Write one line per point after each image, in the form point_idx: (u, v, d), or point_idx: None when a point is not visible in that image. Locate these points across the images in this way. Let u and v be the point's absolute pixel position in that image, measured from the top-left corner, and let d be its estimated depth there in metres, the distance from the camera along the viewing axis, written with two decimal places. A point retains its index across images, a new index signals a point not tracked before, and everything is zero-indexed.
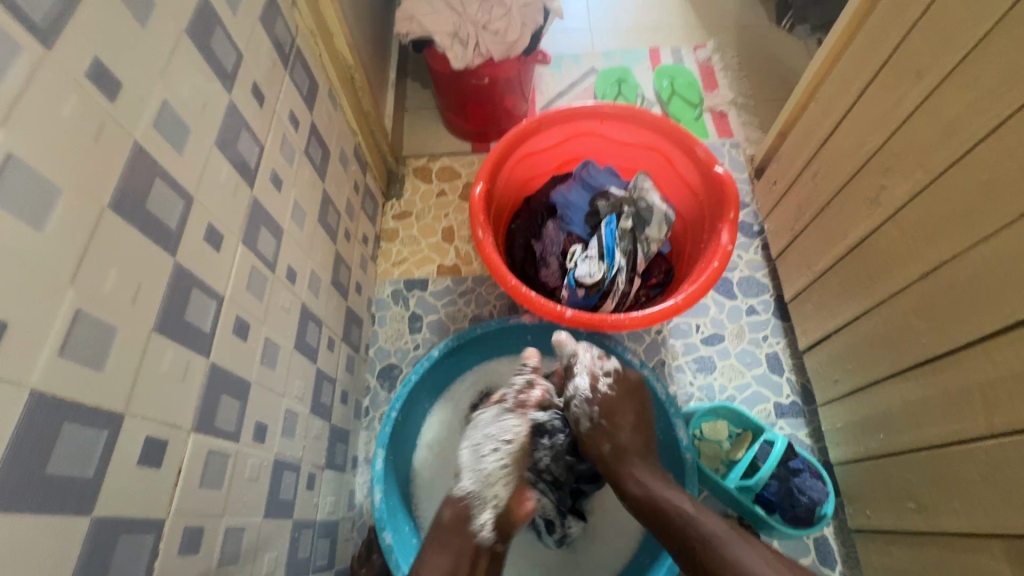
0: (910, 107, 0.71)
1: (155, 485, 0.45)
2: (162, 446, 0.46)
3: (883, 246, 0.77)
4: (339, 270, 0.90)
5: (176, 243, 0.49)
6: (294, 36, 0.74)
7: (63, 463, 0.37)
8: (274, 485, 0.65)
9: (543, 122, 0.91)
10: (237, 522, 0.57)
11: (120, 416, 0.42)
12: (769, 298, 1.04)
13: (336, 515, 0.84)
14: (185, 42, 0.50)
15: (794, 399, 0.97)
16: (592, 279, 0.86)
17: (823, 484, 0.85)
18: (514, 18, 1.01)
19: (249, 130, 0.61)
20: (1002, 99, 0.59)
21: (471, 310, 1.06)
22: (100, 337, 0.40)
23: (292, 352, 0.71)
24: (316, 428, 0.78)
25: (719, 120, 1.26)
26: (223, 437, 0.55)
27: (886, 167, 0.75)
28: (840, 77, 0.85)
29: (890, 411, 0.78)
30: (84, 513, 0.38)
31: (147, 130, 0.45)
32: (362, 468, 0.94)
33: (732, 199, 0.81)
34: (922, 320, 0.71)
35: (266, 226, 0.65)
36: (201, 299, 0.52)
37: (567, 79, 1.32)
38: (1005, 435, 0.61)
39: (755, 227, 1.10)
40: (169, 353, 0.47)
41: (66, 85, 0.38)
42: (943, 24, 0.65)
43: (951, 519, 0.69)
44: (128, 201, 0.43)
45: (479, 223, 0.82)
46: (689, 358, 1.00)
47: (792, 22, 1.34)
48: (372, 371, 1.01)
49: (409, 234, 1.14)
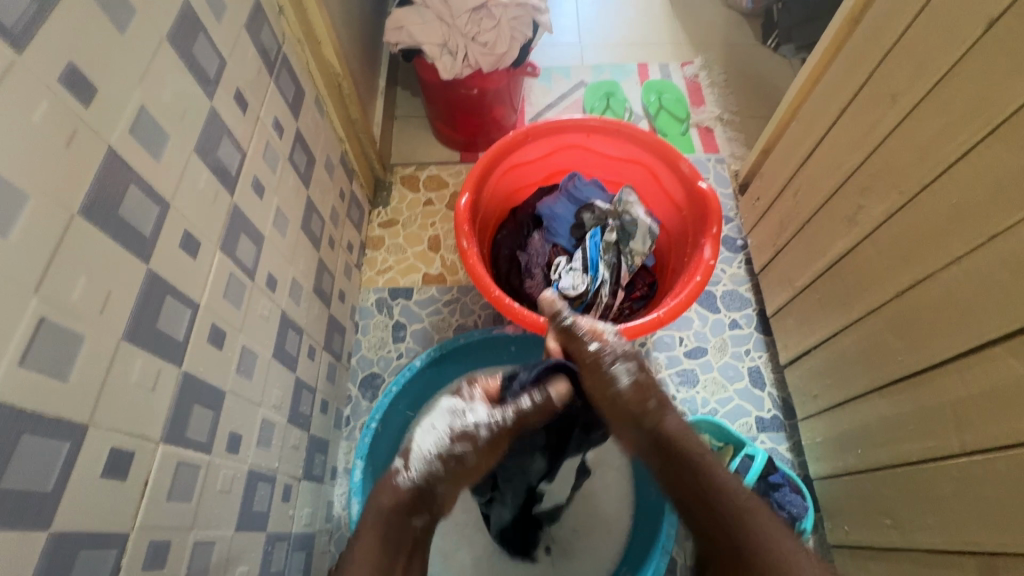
0: (886, 128, 0.72)
1: (120, 497, 0.44)
2: (129, 457, 0.45)
3: (861, 263, 0.78)
4: (322, 278, 0.89)
5: (149, 250, 0.48)
6: (281, 43, 0.74)
7: (20, 476, 0.36)
8: (247, 496, 0.63)
9: (530, 134, 0.91)
10: (206, 535, 0.55)
11: (84, 427, 0.41)
12: (751, 312, 1.05)
13: (312, 528, 0.82)
14: (166, 48, 0.50)
15: (775, 413, 0.97)
16: (575, 291, 0.87)
17: (802, 499, 0.86)
18: (503, 30, 1.02)
19: (231, 136, 0.61)
20: (973, 124, 0.60)
21: (455, 319, 1.06)
22: (64, 345, 0.39)
23: (270, 361, 0.70)
24: (294, 439, 0.77)
25: (705, 135, 1.28)
26: (195, 448, 0.54)
27: (865, 187, 0.76)
28: (820, 98, 0.87)
29: (866, 427, 0.79)
30: (41, 528, 0.37)
31: (122, 137, 0.45)
32: (341, 478, 0.93)
33: (714, 215, 0.83)
34: (899, 337, 0.72)
35: (245, 233, 0.64)
36: (174, 308, 0.51)
37: (556, 91, 1.33)
38: (978, 453, 0.62)
39: (738, 241, 1.12)
40: (139, 362, 0.46)
41: (38, 91, 0.37)
42: (919, 49, 0.66)
43: (926, 536, 0.70)
44: (100, 207, 0.43)
45: (464, 233, 0.82)
46: (672, 371, 1.00)
47: (777, 41, 1.37)
48: (354, 381, 1.00)
49: (395, 243, 1.13)
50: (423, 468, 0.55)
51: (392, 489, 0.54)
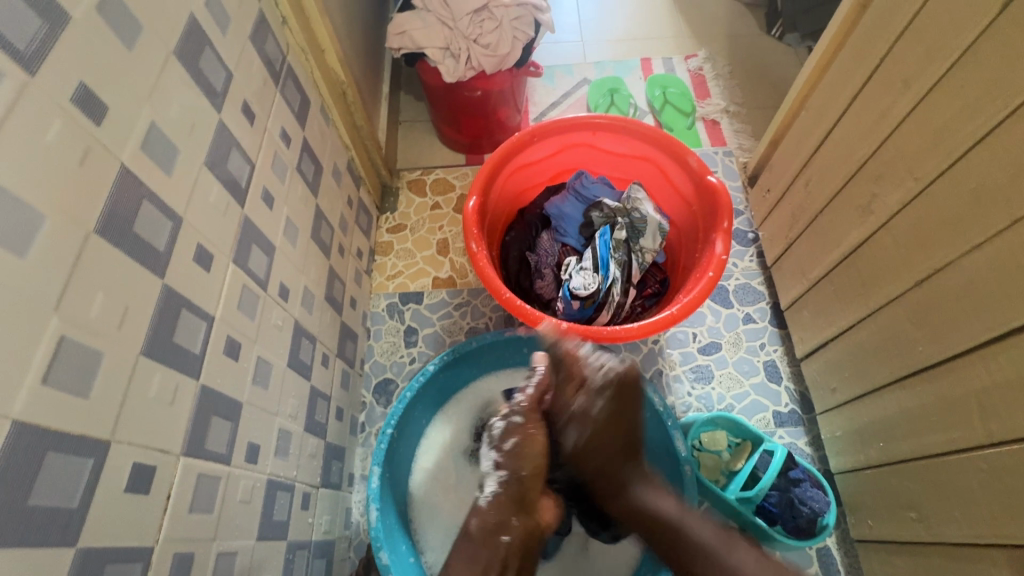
0: (899, 115, 0.71)
1: (144, 511, 0.45)
2: (151, 471, 0.46)
3: (877, 253, 0.77)
4: (333, 285, 0.90)
5: (164, 264, 0.48)
6: (285, 54, 0.74)
7: (46, 494, 0.36)
8: (267, 506, 0.64)
9: (536, 134, 0.91)
10: (228, 546, 0.56)
11: (106, 443, 0.41)
12: (765, 305, 1.04)
13: (332, 535, 0.83)
14: (174, 63, 0.50)
15: (793, 407, 0.96)
16: (586, 291, 0.86)
17: (824, 493, 0.84)
18: (505, 31, 1.01)
19: (240, 148, 0.61)
20: (989, 107, 0.59)
21: (467, 322, 1.06)
22: (84, 363, 0.40)
23: (285, 370, 0.71)
24: (310, 447, 0.77)
25: (712, 128, 1.26)
26: (214, 460, 0.54)
27: (878, 175, 0.75)
28: (830, 87, 0.85)
29: (887, 420, 0.78)
30: (68, 544, 0.38)
31: (134, 153, 0.45)
32: (358, 485, 0.93)
33: (725, 209, 0.82)
34: (919, 327, 0.71)
35: (257, 244, 0.65)
36: (190, 320, 0.51)
37: (560, 90, 1.33)
38: (1004, 443, 0.61)
39: (749, 235, 1.11)
40: (158, 376, 0.47)
41: (50, 111, 0.37)
42: (926, 34, 0.66)
43: (952, 528, 0.69)
44: (115, 221, 0.43)
45: (473, 235, 0.82)
46: (687, 367, 0.99)
47: (782, 30, 1.35)
48: (368, 387, 1.01)
49: (404, 248, 1.14)
50: (495, 490, 0.66)
51: (479, 511, 0.65)
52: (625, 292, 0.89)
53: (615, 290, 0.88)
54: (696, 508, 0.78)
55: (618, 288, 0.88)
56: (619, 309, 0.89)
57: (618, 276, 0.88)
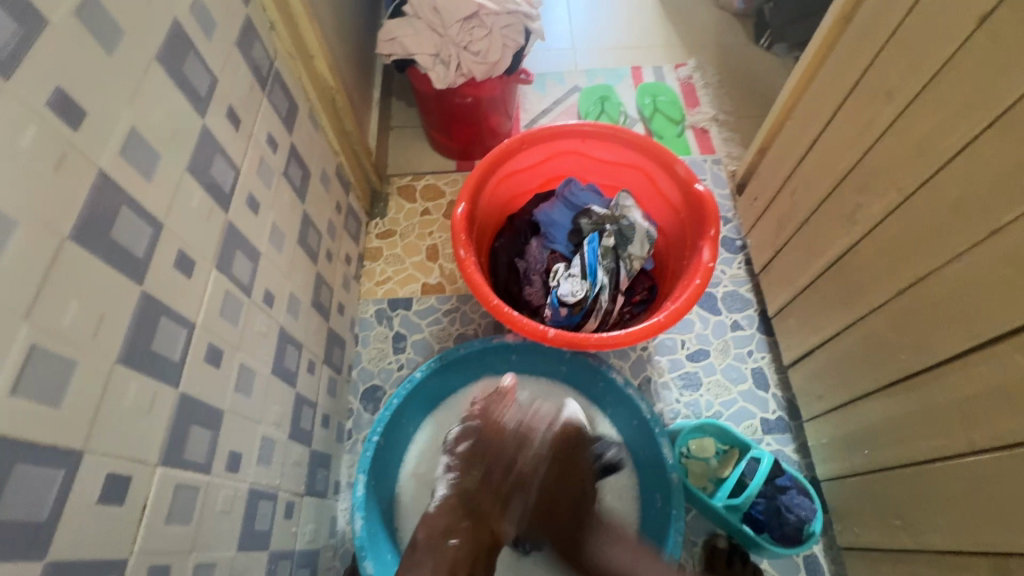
0: (881, 126, 0.72)
1: (118, 523, 0.44)
2: (126, 482, 0.45)
3: (861, 261, 0.77)
4: (320, 291, 0.89)
5: (143, 271, 0.48)
6: (273, 59, 0.74)
7: (13, 506, 0.35)
8: (249, 515, 0.63)
9: (525, 141, 0.91)
10: (207, 557, 0.55)
11: (79, 453, 0.40)
12: (753, 312, 1.04)
13: (316, 544, 0.81)
14: (156, 68, 0.50)
15: (780, 414, 0.97)
16: (575, 298, 0.87)
17: (811, 501, 0.84)
18: (495, 38, 1.02)
19: (224, 154, 0.61)
20: (969, 119, 0.60)
21: (456, 329, 1.05)
22: (56, 372, 0.39)
23: (269, 377, 0.70)
24: (295, 455, 0.76)
25: (701, 136, 1.28)
26: (192, 469, 0.53)
27: (861, 186, 0.76)
28: (815, 98, 0.87)
29: (872, 427, 0.78)
30: (35, 557, 0.37)
31: (114, 158, 0.45)
32: (343, 494, 0.91)
33: (711, 216, 0.82)
34: (902, 334, 0.72)
35: (241, 250, 0.64)
36: (170, 328, 0.51)
37: (551, 97, 1.34)
38: (985, 452, 0.61)
39: (738, 242, 1.11)
40: (135, 385, 0.46)
41: (25, 116, 0.37)
42: (908, 46, 0.67)
43: (936, 537, 0.69)
44: (91, 228, 0.42)
45: (461, 242, 0.81)
46: (675, 374, 1.00)
47: (770, 40, 1.37)
48: (355, 393, 1.00)
49: (393, 253, 1.13)
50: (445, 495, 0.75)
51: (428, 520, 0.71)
52: (613, 299, 0.89)
53: (602, 297, 0.88)
54: (683, 516, 0.78)
55: (604, 296, 0.88)
56: (605, 316, 0.89)
57: (604, 284, 0.88)
